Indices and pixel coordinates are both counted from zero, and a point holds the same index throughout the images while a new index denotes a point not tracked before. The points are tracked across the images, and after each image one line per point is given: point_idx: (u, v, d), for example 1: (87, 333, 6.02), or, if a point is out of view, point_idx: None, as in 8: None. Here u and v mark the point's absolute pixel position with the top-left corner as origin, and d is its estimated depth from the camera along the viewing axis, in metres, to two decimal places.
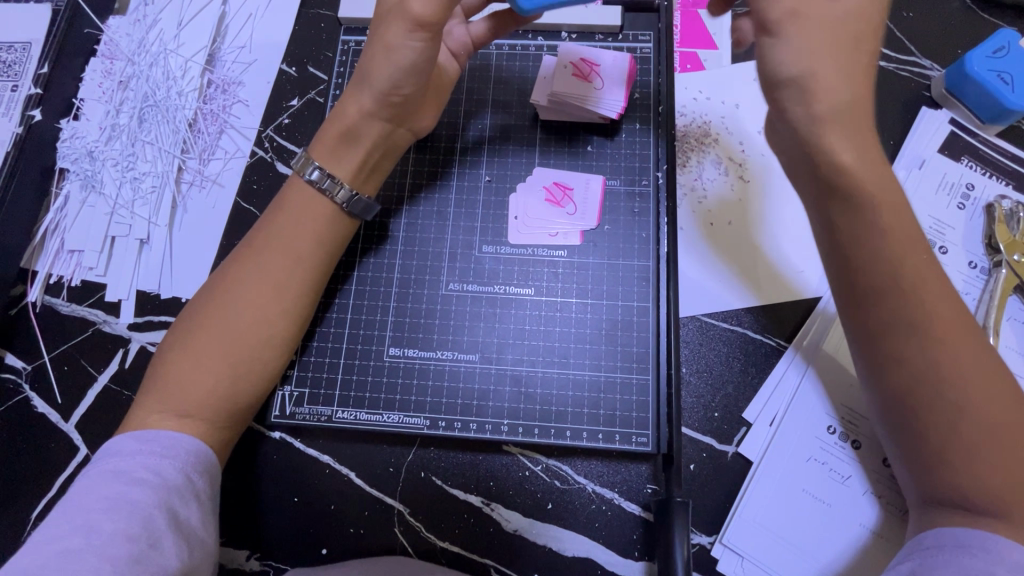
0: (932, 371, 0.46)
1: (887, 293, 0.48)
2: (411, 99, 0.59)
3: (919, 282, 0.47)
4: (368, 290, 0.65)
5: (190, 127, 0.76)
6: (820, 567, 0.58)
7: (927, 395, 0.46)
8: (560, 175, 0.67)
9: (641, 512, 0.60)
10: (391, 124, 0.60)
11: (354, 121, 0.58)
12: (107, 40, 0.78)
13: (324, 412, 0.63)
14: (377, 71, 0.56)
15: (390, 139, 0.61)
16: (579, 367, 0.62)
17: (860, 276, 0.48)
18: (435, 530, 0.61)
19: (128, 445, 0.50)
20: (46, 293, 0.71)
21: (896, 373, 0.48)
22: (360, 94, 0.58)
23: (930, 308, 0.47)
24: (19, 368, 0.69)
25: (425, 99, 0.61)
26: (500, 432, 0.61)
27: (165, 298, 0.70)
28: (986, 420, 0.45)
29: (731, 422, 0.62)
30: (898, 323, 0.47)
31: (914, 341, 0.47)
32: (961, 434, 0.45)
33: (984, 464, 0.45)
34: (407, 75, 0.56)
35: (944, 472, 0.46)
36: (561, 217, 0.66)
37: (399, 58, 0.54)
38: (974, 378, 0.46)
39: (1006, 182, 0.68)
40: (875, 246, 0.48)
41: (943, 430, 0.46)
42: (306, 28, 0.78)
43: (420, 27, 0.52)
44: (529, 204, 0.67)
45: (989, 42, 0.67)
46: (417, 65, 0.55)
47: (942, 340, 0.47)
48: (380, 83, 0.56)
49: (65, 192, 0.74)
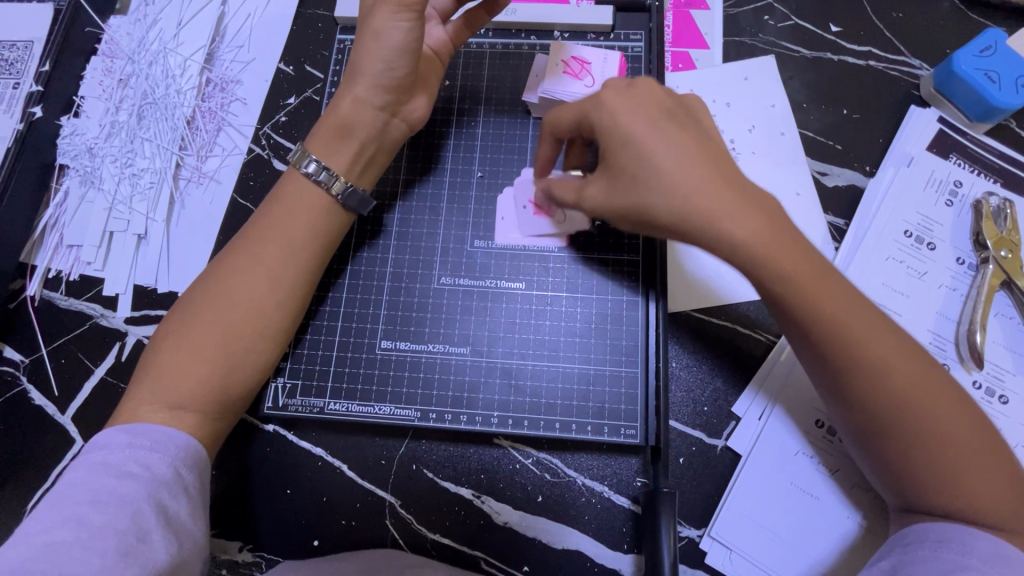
0: (899, 400, 0.46)
1: (838, 338, 0.46)
2: (405, 83, 0.60)
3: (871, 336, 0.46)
4: (362, 284, 0.66)
5: (188, 124, 0.77)
6: (809, 560, 0.59)
7: (897, 432, 0.46)
8: (538, 190, 0.67)
9: (630, 505, 0.61)
10: (385, 114, 0.61)
11: (349, 113, 0.60)
12: (108, 39, 0.79)
13: (316, 404, 0.63)
14: (367, 62, 0.59)
15: (384, 132, 0.62)
16: (569, 360, 0.63)
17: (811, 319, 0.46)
18: (427, 522, 0.62)
19: (117, 438, 0.50)
20: (45, 287, 0.72)
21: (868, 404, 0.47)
22: (353, 86, 0.60)
23: (885, 341, 0.46)
24: (18, 360, 0.70)
25: (416, 84, 0.62)
26: (490, 424, 0.62)
27: (162, 292, 0.71)
28: (958, 435, 0.46)
29: (720, 417, 0.63)
30: (863, 370, 0.46)
31: (875, 373, 0.46)
32: (933, 460, 0.46)
33: (962, 476, 0.45)
34: (398, 57, 0.58)
35: (926, 489, 0.46)
36: (546, 228, 0.65)
37: (388, 41, 0.57)
38: (937, 406, 0.46)
39: (994, 179, 0.69)
40: (808, 293, 0.46)
41: (914, 454, 0.46)
42: (303, 27, 0.80)
43: (403, 7, 0.54)
44: (514, 216, 0.67)
45: (976, 41, 0.68)
46: (408, 46, 0.57)
47: (901, 376, 0.46)
48: (372, 71, 0.59)
49: (64, 188, 0.75)
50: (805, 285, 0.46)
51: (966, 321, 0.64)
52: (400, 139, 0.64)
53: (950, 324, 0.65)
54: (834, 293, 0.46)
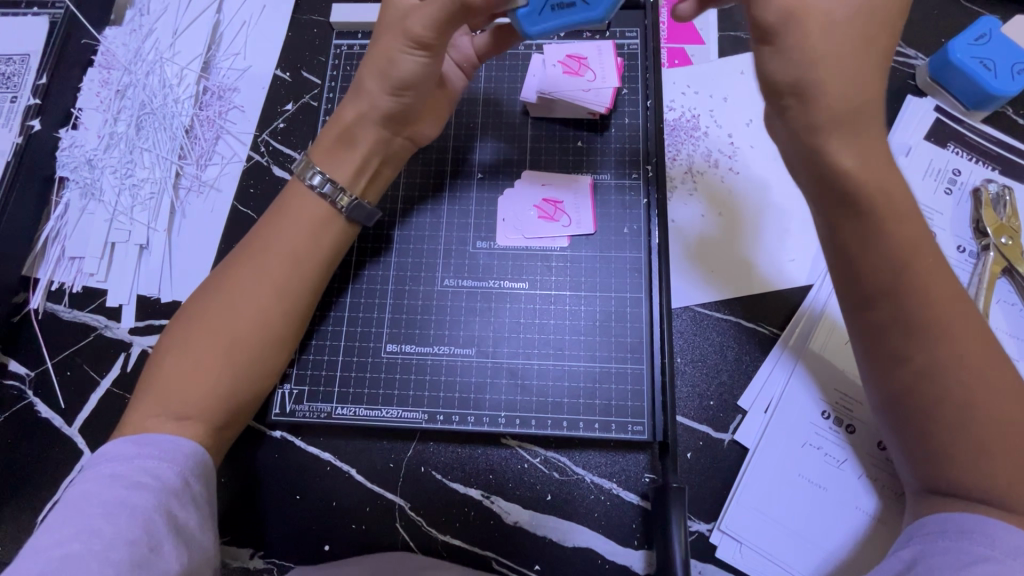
0: (934, 359, 0.47)
1: (904, 281, 0.47)
2: (410, 109, 0.60)
3: (937, 288, 0.47)
4: (365, 290, 0.66)
5: (187, 133, 0.77)
6: (820, 552, 0.59)
7: (935, 392, 0.47)
8: (549, 191, 0.68)
9: (639, 501, 0.61)
10: (388, 131, 0.61)
11: (352, 129, 0.60)
12: (104, 51, 0.79)
13: (323, 409, 0.63)
14: (370, 79, 0.58)
15: (388, 146, 0.62)
16: (574, 359, 0.63)
17: (877, 261, 0.48)
18: (437, 524, 0.62)
19: (124, 449, 0.50)
20: (48, 300, 0.72)
21: (905, 361, 0.48)
22: (359, 101, 0.60)
23: (945, 298, 0.48)
24: (23, 375, 0.70)
25: (424, 109, 0.62)
26: (498, 424, 0.62)
27: (165, 302, 0.71)
28: (992, 406, 0.46)
29: (726, 410, 0.63)
30: (914, 321, 0.48)
31: (925, 329, 0.47)
32: (971, 423, 0.46)
33: (992, 453, 0.45)
34: (406, 88, 0.57)
35: (952, 461, 0.46)
36: (558, 230, 0.66)
37: (399, 70, 0.56)
38: (979, 367, 0.47)
39: (993, 167, 0.69)
40: (892, 227, 0.47)
41: (951, 417, 0.46)
42: (299, 33, 0.80)
43: (419, 45, 0.54)
44: (522, 221, 0.67)
45: (970, 30, 0.68)
46: (418, 79, 0.56)
47: (952, 332, 0.47)
48: (376, 91, 0.58)
49: (65, 201, 0.75)
50: (889, 212, 0.47)
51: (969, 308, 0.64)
52: (405, 154, 0.65)
53: None
54: (909, 236, 0.48)
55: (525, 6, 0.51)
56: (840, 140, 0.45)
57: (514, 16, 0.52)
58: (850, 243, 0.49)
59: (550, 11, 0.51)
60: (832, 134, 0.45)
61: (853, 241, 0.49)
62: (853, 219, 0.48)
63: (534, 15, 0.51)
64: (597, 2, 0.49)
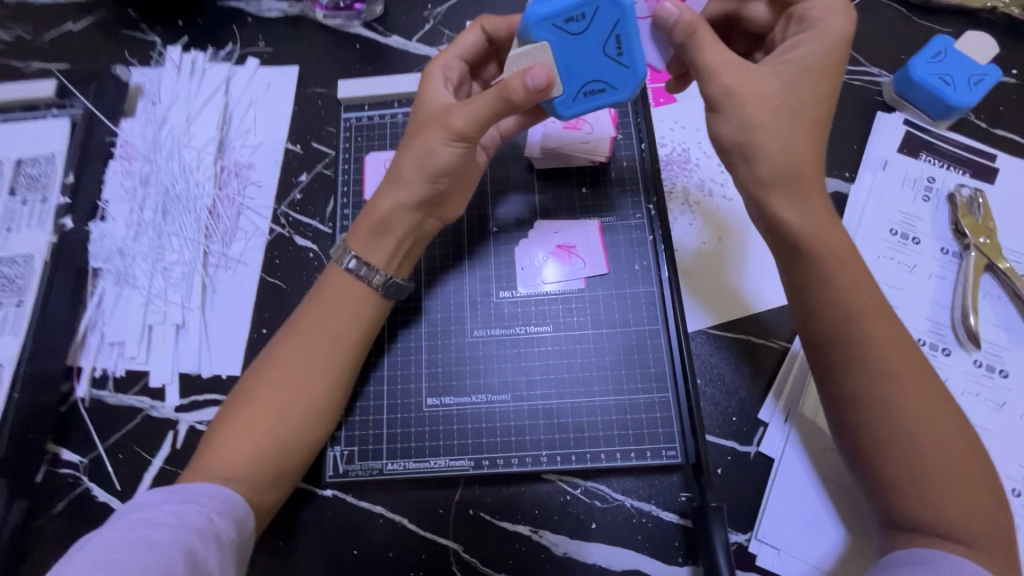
0: (883, 390, 0.52)
1: (845, 317, 0.54)
2: (443, 194, 0.64)
3: (870, 328, 0.53)
4: (401, 349, 0.70)
5: (210, 213, 0.81)
6: (852, 549, 0.63)
7: (886, 419, 0.51)
8: (561, 237, 0.73)
9: (678, 520, 0.64)
10: (421, 214, 0.65)
11: (388, 213, 0.64)
12: (123, 142, 0.84)
13: (374, 466, 0.67)
14: (410, 170, 0.62)
15: (419, 228, 0.66)
16: (604, 394, 0.67)
17: (823, 298, 0.55)
18: (489, 563, 0.65)
19: (156, 496, 0.53)
20: (93, 387, 0.75)
21: (853, 392, 0.53)
22: (394, 188, 0.63)
23: (885, 338, 0.53)
24: (76, 462, 0.72)
25: (454, 193, 0.66)
26: (540, 463, 0.66)
27: (206, 377, 0.75)
28: (930, 439, 0.51)
29: (749, 424, 0.67)
30: (859, 355, 0.53)
31: (867, 363, 0.53)
32: (917, 449, 0.50)
33: (936, 477, 0.50)
34: (444, 174, 0.61)
35: (902, 483, 0.51)
36: (574, 273, 0.71)
37: (439, 160, 0.60)
38: (919, 402, 0.51)
39: (963, 171, 0.75)
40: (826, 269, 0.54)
41: (896, 444, 0.51)
42: (305, 106, 0.85)
43: (459, 138, 0.58)
44: (538, 267, 0.72)
45: (927, 48, 0.75)
46: (455, 167, 0.61)
47: (898, 366, 0.52)
48: (416, 180, 0.62)
49: (100, 290, 0.78)
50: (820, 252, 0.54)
51: (959, 306, 0.69)
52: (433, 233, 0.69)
53: (945, 311, 0.70)
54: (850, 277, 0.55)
55: (559, 96, 0.58)
56: (778, 197, 0.55)
57: (551, 103, 0.59)
58: (799, 279, 0.56)
59: (583, 97, 0.58)
60: (772, 191, 0.55)
61: (806, 278, 0.55)
62: (804, 258, 0.55)
63: (568, 102, 0.58)
64: (624, 87, 0.57)
